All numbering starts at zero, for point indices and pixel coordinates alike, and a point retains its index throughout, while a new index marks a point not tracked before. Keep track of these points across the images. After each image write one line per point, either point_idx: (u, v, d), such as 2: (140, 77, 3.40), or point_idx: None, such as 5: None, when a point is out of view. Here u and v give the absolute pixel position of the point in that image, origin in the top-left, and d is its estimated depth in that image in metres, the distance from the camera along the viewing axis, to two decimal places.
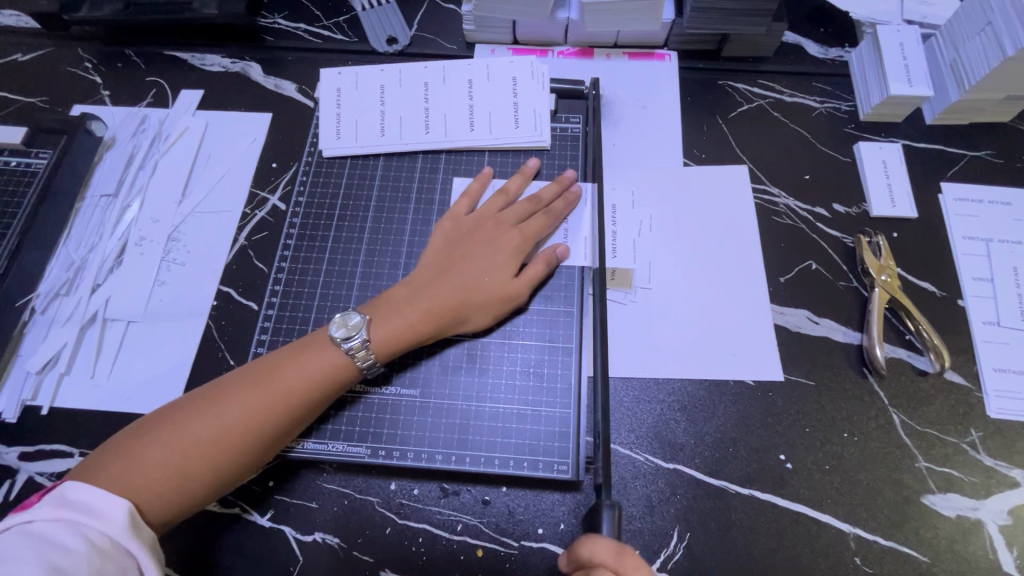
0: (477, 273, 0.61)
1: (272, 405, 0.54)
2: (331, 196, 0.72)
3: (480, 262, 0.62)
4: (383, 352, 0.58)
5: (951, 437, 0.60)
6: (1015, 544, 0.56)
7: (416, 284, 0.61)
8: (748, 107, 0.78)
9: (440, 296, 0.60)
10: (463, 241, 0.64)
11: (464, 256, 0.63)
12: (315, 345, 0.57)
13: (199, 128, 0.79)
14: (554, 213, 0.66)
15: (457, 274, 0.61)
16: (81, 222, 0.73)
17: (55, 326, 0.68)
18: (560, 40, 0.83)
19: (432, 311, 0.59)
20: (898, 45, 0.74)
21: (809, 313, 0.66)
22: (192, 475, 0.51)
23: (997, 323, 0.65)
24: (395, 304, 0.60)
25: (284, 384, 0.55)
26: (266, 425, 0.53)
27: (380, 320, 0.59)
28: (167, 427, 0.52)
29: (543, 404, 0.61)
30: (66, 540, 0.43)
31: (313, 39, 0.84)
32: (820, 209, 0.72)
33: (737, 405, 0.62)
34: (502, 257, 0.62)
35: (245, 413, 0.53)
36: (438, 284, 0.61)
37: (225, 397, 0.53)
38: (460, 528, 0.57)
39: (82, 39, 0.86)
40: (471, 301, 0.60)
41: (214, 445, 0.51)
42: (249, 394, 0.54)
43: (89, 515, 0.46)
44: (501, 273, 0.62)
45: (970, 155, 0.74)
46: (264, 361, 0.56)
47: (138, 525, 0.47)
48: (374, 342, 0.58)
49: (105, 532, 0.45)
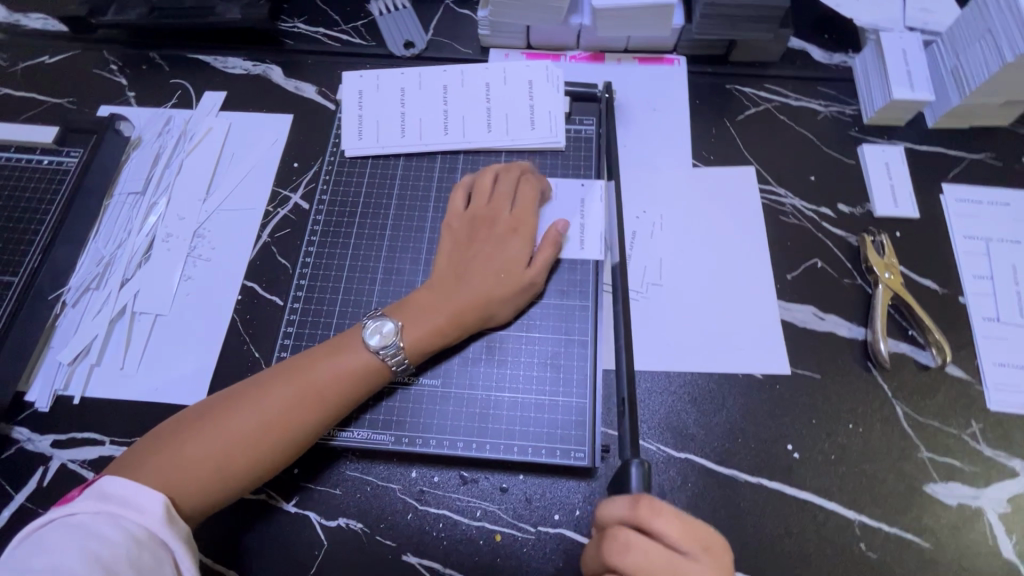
0: (497, 268, 0.63)
1: (304, 403, 0.56)
2: (352, 195, 0.74)
3: (499, 256, 0.64)
4: (414, 353, 0.60)
5: (953, 429, 0.62)
6: (1014, 531, 0.58)
7: (439, 285, 0.63)
8: (755, 111, 0.81)
9: (462, 290, 0.62)
10: (480, 237, 0.66)
11: (482, 251, 0.65)
12: (341, 345, 0.60)
13: (223, 128, 0.81)
14: (567, 210, 0.68)
15: (478, 271, 0.63)
16: (109, 219, 0.75)
17: (85, 319, 0.70)
18: (572, 45, 0.85)
19: (459, 313, 0.61)
20: (900, 51, 0.76)
21: (815, 309, 0.68)
22: (228, 470, 0.53)
23: (997, 320, 0.67)
24: (422, 306, 0.62)
25: (316, 383, 0.57)
26: (299, 422, 0.55)
27: (411, 321, 0.61)
28: (204, 424, 0.54)
29: (560, 395, 0.63)
30: (108, 531, 0.45)
31: (332, 43, 0.87)
32: (825, 209, 0.74)
33: (745, 397, 0.64)
34: (519, 252, 0.65)
35: (278, 411, 0.55)
36: (462, 285, 0.63)
37: (259, 395, 0.56)
38: (479, 514, 0.60)
39: (108, 42, 0.89)
40: (492, 295, 0.62)
41: (250, 441, 0.54)
42: (283, 392, 0.56)
43: (128, 508, 0.48)
44: (519, 266, 0.64)
45: (970, 157, 0.77)
46: (296, 361, 0.59)
47: (173, 518, 0.49)
48: (405, 340, 0.60)
49: (143, 524, 0.47)
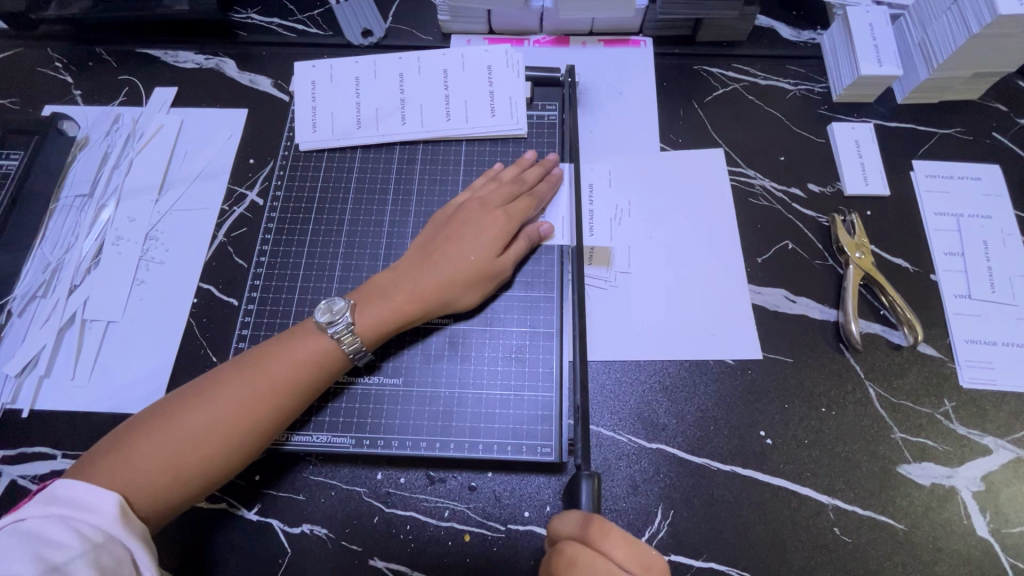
0: (462, 254, 0.61)
1: (260, 394, 0.54)
2: (308, 190, 0.71)
3: (465, 241, 0.62)
4: (369, 336, 0.58)
5: (926, 408, 0.62)
6: (988, 509, 0.58)
7: (401, 269, 0.62)
8: (723, 91, 0.79)
9: (425, 280, 0.60)
10: (447, 225, 0.64)
11: (450, 239, 0.63)
12: (303, 334, 0.58)
13: (174, 125, 0.78)
14: (538, 196, 0.66)
15: (445, 256, 0.61)
16: (56, 223, 0.72)
17: (33, 328, 0.67)
18: (535, 29, 0.83)
19: (419, 293, 0.60)
20: (867, 26, 0.75)
21: (785, 292, 0.67)
22: (183, 468, 0.51)
23: (968, 296, 0.66)
24: (381, 288, 0.60)
25: (272, 373, 0.55)
26: (256, 414, 0.53)
27: (365, 305, 0.59)
28: (155, 424, 0.51)
29: (526, 388, 0.61)
30: (58, 535, 0.43)
31: (286, 34, 0.84)
32: (795, 189, 0.73)
33: (717, 384, 0.63)
34: (486, 238, 0.62)
35: (233, 404, 0.53)
36: (426, 265, 0.61)
37: (212, 390, 0.53)
38: (447, 515, 0.58)
39: (52, 39, 0.85)
40: (457, 282, 0.61)
41: (203, 436, 0.51)
42: (237, 384, 0.54)
43: (79, 509, 0.46)
44: (486, 254, 0.62)
45: (940, 132, 0.76)
46: (250, 353, 0.56)
47: (129, 515, 0.47)
48: (357, 325, 0.58)
49: (97, 525, 0.45)
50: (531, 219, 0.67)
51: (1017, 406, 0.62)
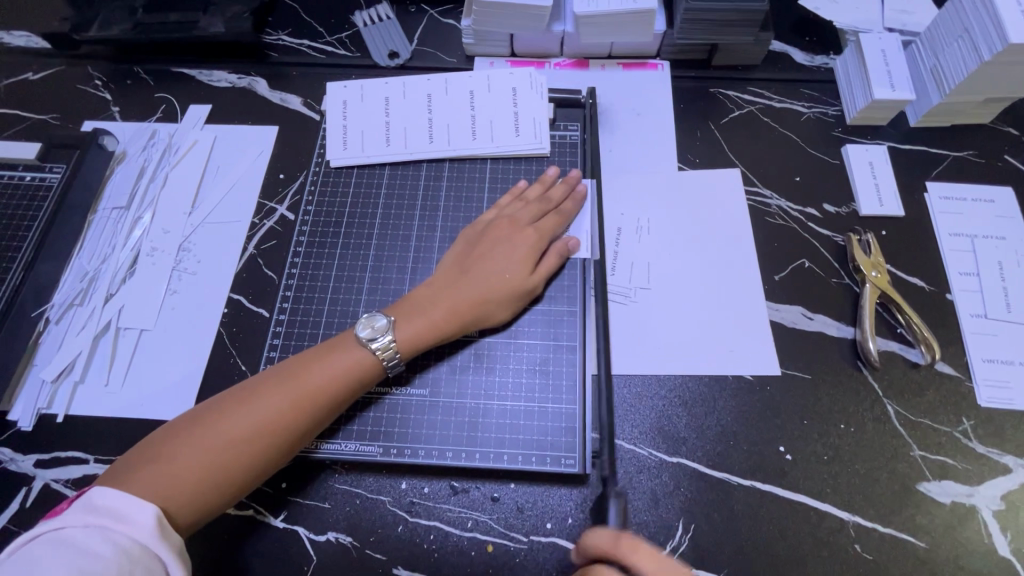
0: (496, 270, 0.63)
1: (298, 402, 0.55)
2: (338, 205, 0.74)
3: (497, 259, 0.64)
4: (407, 350, 0.60)
5: (944, 426, 0.62)
6: (1009, 529, 0.58)
7: (436, 285, 0.64)
8: (739, 113, 0.81)
9: (461, 296, 0.62)
10: (479, 243, 0.66)
11: (483, 256, 0.65)
12: (338, 346, 0.59)
13: (207, 141, 0.81)
14: (563, 214, 0.69)
15: (478, 274, 0.63)
16: (93, 234, 0.75)
17: (69, 335, 0.69)
18: (556, 52, 0.86)
19: (454, 309, 0.61)
20: (880, 52, 0.77)
21: (803, 309, 0.68)
22: (221, 475, 0.52)
23: (985, 316, 0.67)
24: (418, 303, 0.62)
25: (310, 383, 0.56)
26: (291, 424, 0.55)
27: (403, 321, 0.61)
28: (195, 432, 0.53)
29: (549, 400, 0.62)
30: (96, 545, 0.44)
31: (317, 55, 0.87)
32: (811, 209, 0.74)
33: (736, 399, 0.64)
34: (516, 255, 0.65)
35: (271, 412, 0.54)
36: (460, 282, 0.63)
37: (251, 399, 0.55)
38: (470, 525, 0.59)
39: (93, 58, 0.89)
40: (490, 298, 0.62)
41: (242, 443, 0.53)
42: (274, 394, 0.55)
43: (117, 520, 0.46)
44: (518, 270, 0.64)
45: (953, 155, 0.77)
46: (288, 364, 0.58)
47: (165, 529, 0.47)
48: (398, 339, 0.59)
49: (133, 536, 0.46)
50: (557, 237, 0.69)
51: None
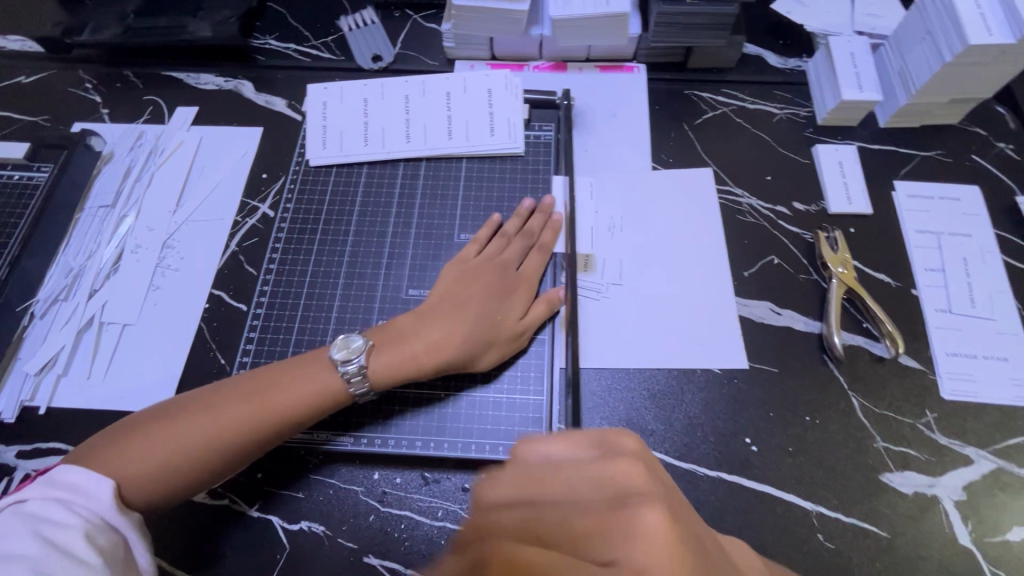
0: (484, 311, 0.64)
1: (258, 417, 0.56)
2: (317, 203, 0.76)
3: (490, 297, 0.65)
4: (379, 381, 0.60)
5: (908, 418, 0.63)
6: (970, 519, 0.59)
7: (420, 316, 0.64)
8: (712, 115, 0.83)
9: (444, 331, 0.62)
10: (476, 271, 0.67)
11: (472, 295, 0.65)
12: (312, 364, 0.60)
13: (193, 142, 0.83)
14: (544, 248, 0.71)
15: (468, 307, 0.64)
16: (79, 232, 0.76)
17: (53, 330, 0.71)
18: (535, 55, 0.88)
19: (431, 347, 0.61)
20: (849, 54, 0.79)
21: (771, 305, 0.70)
22: (174, 470, 0.54)
23: (949, 311, 0.68)
24: (400, 333, 0.62)
25: (275, 400, 0.57)
26: (250, 433, 0.56)
27: (379, 350, 0.61)
28: (157, 425, 0.55)
29: (518, 392, 0.64)
30: (60, 515, 0.47)
31: (302, 58, 0.90)
32: (781, 207, 0.76)
33: (704, 393, 0.65)
34: (508, 299, 0.65)
35: (231, 420, 0.55)
36: (450, 315, 0.63)
37: (216, 404, 0.56)
38: (440, 514, 0.60)
39: (84, 61, 0.91)
40: (470, 331, 0.62)
41: (198, 445, 0.54)
42: (239, 400, 0.57)
43: (76, 494, 0.50)
44: (505, 315, 0.64)
45: (922, 155, 0.79)
46: (260, 375, 0.59)
47: (123, 505, 0.51)
48: (371, 369, 0.60)
49: (95, 511, 0.49)
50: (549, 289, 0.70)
51: (998, 418, 0.63)
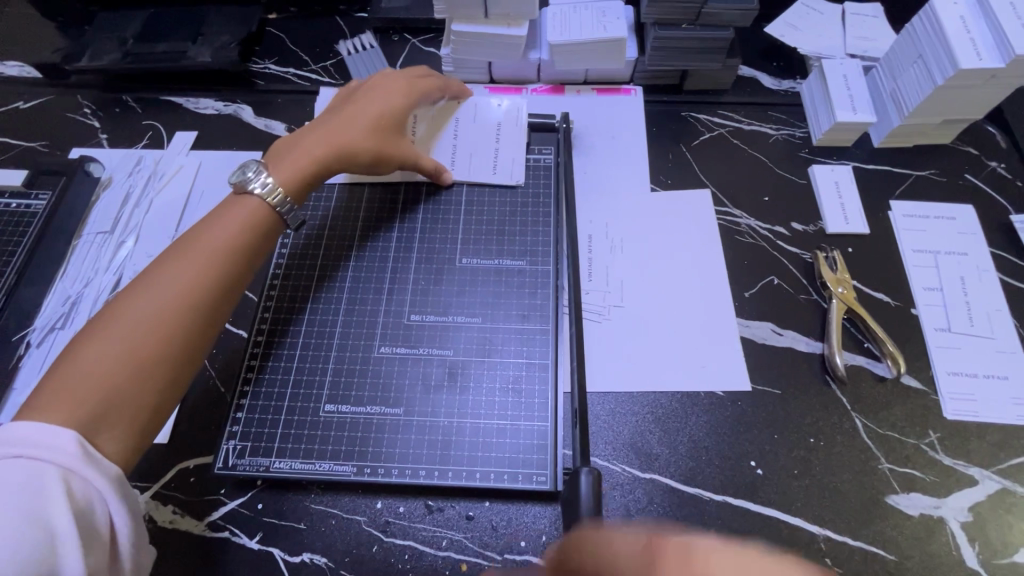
0: (359, 118, 0.71)
1: (198, 257, 0.59)
2: (318, 227, 0.75)
3: (371, 104, 0.72)
4: (285, 172, 0.66)
5: (911, 438, 0.63)
6: (978, 540, 0.59)
7: (331, 124, 0.71)
8: (709, 136, 0.84)
9: (322, 138, 0.69)
10: (354, 96, 0.75)
11: (359, 113, 0.72)
12: (232, 202, 0.64)
13: (192, 167, 0.83)
14: (439, 87, 0.78)
15: (347, 120, 0.71)
16: (77, 258, 0.76)
17: (49, 359, 0.70)
18: (533, 78, 0.89)
19: (345, 139, 0.69)
20: (842, 76, 0.80)
21: (773, 325, 0.70)
22: (139, 360, 0.53)
23: (949, 330, 0.69)
24: (314, 127, 0.71)
25: (205, 230, 0.61)
26: (194, 279, 0.58)
27: (301, 138, 0.70)
28: (95, 330, 0.54)
29: (522, 418, 0.63)
30: (24, 479, 0.43)
31: (302, 83, 0.90)
32: (779, 227, 0.76)
33: (708, 415, 0.65)
34: (389, 103, 0.73)
35: (175, 282, 0.57)
36: (331, 125, 0.70)
37: (146, 287, 0.56)
38: (445, 544, 0.59)
39: (82, 87, 0.91)
40: (363, 140, 0.70)
41: (153, 326, 0.54)
42: (168, 269, 0.58)
43: (37, 447, 0.45)
44: (383, 119, 0.72)
45: (916, 174, 0.80)
46: (179, 241, 0.61)
47: (90, 453, 0.48)
48: (276, 167, 0.67)
49: (57, 461, 0.45)
50: (418, 106, 0.76)
51: (1001, 437, 0.63)
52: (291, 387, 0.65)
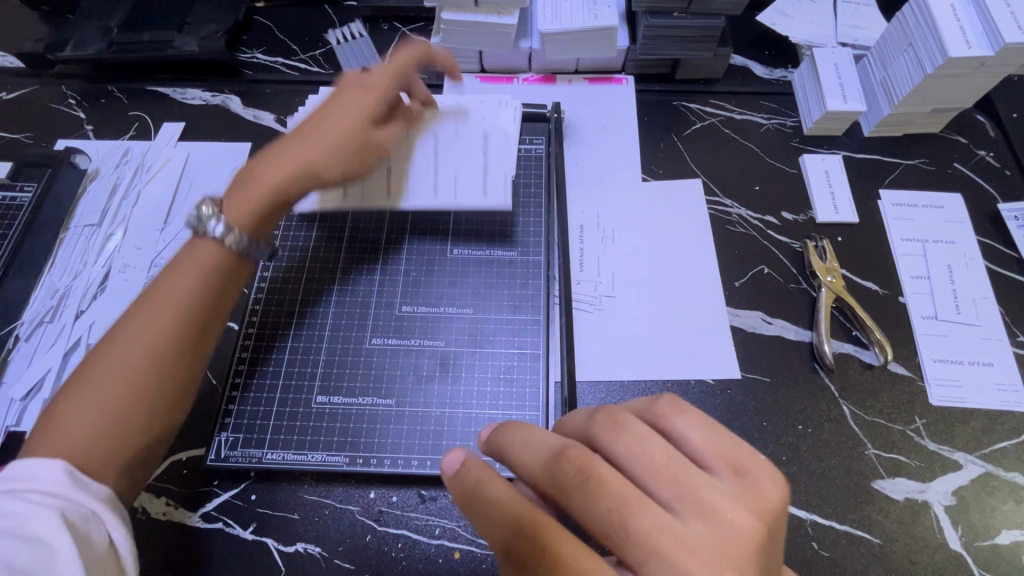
0: (321, 127, 0.62)
1: (179, 279, 0.55)
2: (308, 219, 0.75)
3: (334, 117, 0.63)
4: (248, 208, 0.59)
5: (898, 425, 0.64)
6: (961, 523, 0.60)
7: (293, 145, 0.62)
8: (701, 125, 0.84)
9: (282, 162, 0.61)
10: (309, 105, 0.65)
11: (322, 124, 0.63)
12: (207, 210, 0.59)
13: (180, 158, 0.82)
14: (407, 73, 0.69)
15: (308, 137, 0.62)
16: (65, 252, 0.75)
17: (39, 352, 0.69)
18: (524, 67, 0.88)
19: (309, 162, 0.61)
20: (833, 65, 0.80)
21: (762, 314, 0.71)
22: (124, 408, 0.50)
23: (935, 317, 0.69)
24: (277, 146, 0.62)
25: (172, 282, 0.55)
26: (175, 314, 0.54)
27: (264, 162, 0.62)
28: (68, 398, 0.50)
29: (514, 408, 0.64)
30: (14, 505, 0.43)
31: (290, 72, 0.89)
32: (769, 217, 0.77)
33: (698, 403, 0.66)
34: (354, 112, 0.63)
35: (152, 324, 0.53)
36: (294, 147, 0.62)
37: (113, 347, 0.52)
38: (438, 532, 0.60)
39: (67, 77, 0.90)
40: (329, 159, 0.61)
41: (126, 392, 0.50)
42: (144, 309, 0.54)
43: (28, 481, 0.45)
44: (351, 130, 0.63)
45: (905, 163, 0.80)
46: (146, 288, 0.55)
47: (83, 480, 0.47)
48: (227, 207, 0.59)
49: (48, 490, 0.45)
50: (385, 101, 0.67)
51: (985, 422, 0.64)
52: (283, 378, 0.65)
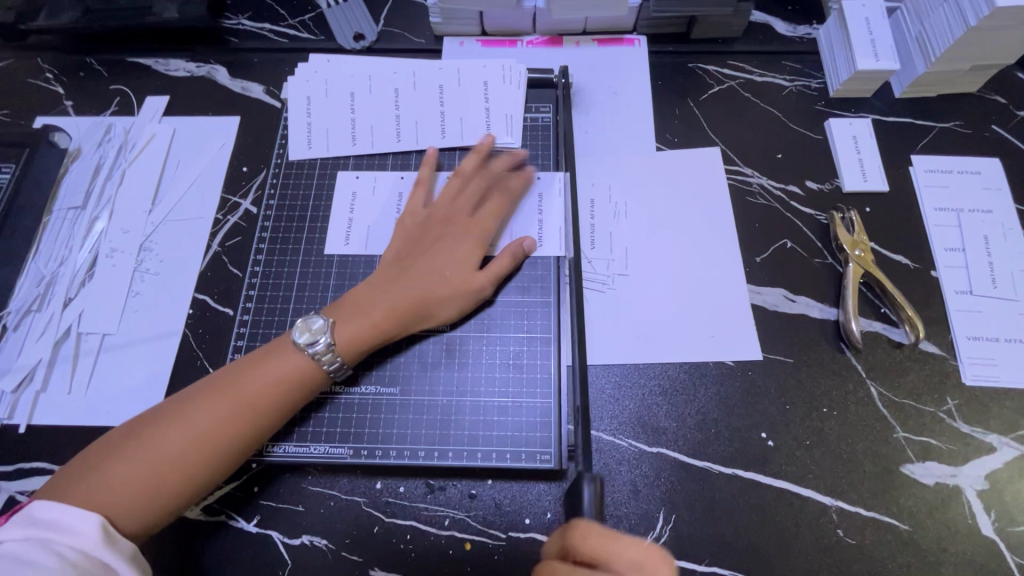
0: (441, 268, 0.61)
1: (231, 430, 0.53)
2: (301, 199, 0.71)
3: (441, 260, 0.62)
4: (348, 354, 0.58)
5: (928, 406, 0.61)
6: (993, 508, 0.57)
7: (386, 277, 0.61)
8: (719, 89, 0.78)
9: (400, 295, 0.60)
10: (406, 247, 0.64)
11: (430, 258, 0.62)
12: (273, 352, 0.57)
13: (166, 135, 0.77)
14: (521, 207, 0.66)
15: (418, 276, 0.61)
16: (50, 236, 0.72)
17: (28, 343, 0.67)
18: (528, 29, 0.82)
19: (416, 298, 0.60)
20: (864, 19, 0.74)
21: (785, 291, 0.67)
22: (172, 477, 0.51)
23: (970, 293, 0.65)
24: (356, 304, 0.60)
25: (244, 393, 0.54)
26: (239, 402, 0.54)
27: (343, 322, 0.59)
28: (128, 448, 0.51)
29: (524, 396, 0.61)
30: (40, 554, 0.43)
31: (278, 39, 0.83)
32: (793, 187, 0.72)
33: (717, 386, 0.63)
34: (463, 255, 0.62)
35: (220, 402, 0.53)
36: (399, 282, 0.61)
37: (184, 412, 0.53)
38: (447, 523, 0.57)
39: (42, 49, 0.84)
40: (442, 304, 0.61)
41: (179, 462, 0.51)
42: (215, 393, 0.54)
43: (60, 531, 0.46)
44: (458, 279, 0.61)
45: (940, 126, 0.75)
46: (227, 369, 0.56)
47: (111, 536, 0.47)
48: (336, 342, 0.57)
49: (78, 546, 0.45)
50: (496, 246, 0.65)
51: (1021, 402, 0.61)
52: None
